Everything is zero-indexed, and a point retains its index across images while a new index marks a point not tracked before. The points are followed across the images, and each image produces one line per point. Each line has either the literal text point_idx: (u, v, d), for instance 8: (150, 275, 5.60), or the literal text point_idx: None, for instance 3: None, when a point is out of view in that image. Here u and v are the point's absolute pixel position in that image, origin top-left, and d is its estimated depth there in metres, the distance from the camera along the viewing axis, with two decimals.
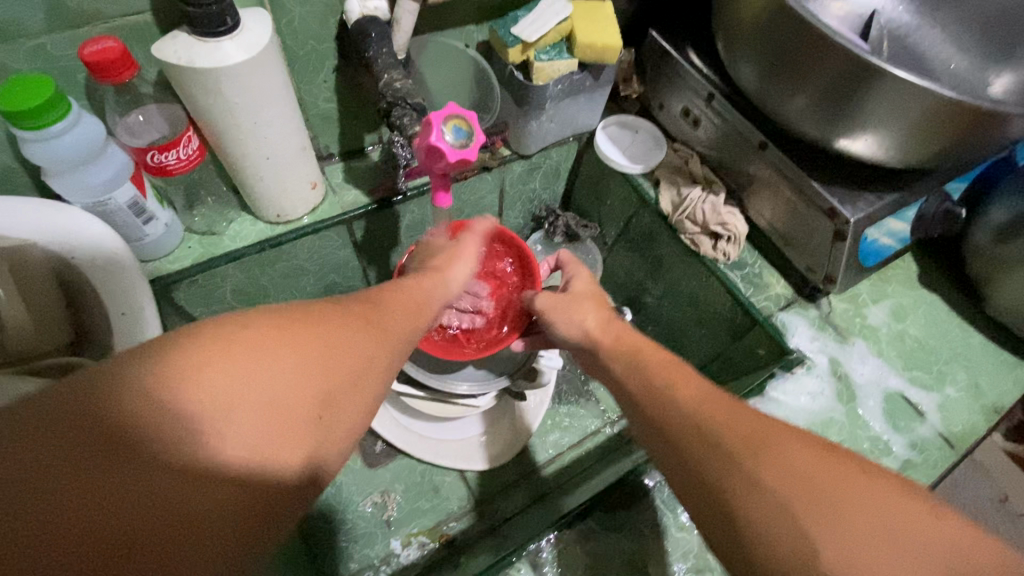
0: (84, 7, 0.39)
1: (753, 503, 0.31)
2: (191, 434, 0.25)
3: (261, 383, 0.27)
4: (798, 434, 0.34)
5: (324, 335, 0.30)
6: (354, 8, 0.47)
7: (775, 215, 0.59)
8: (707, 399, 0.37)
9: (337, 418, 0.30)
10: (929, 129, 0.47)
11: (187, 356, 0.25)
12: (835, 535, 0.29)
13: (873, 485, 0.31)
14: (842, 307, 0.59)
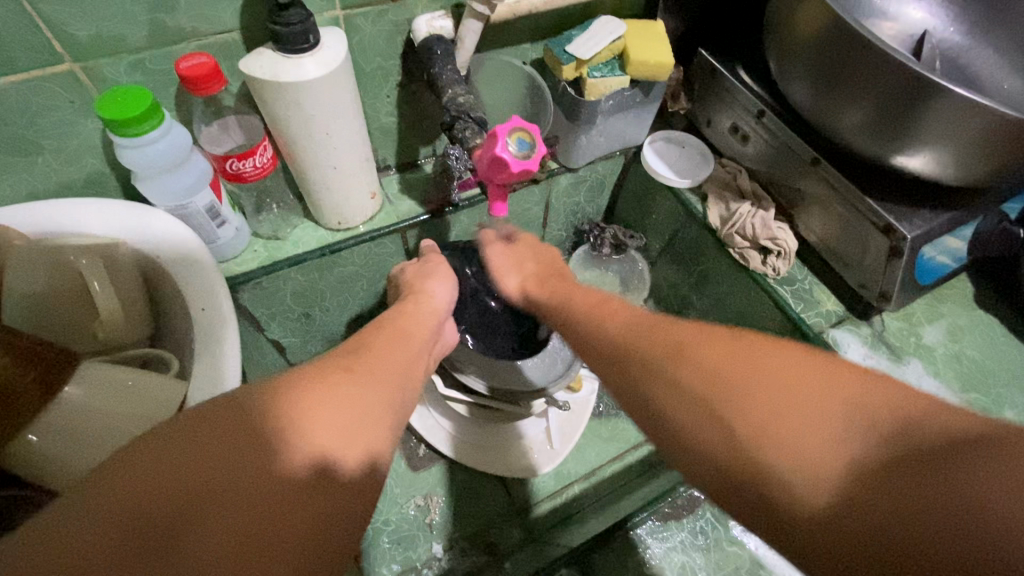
0: (182, 25, 0.42)
1: (700, 449, 0.29)
2: (295, 447, 0.29)
3: (338, 403, 0.32)
4: (732, 355, 0.30)
5: (372, 365, 0.36)
6: (422, 28, 0.50)
7: (825, 231, 0.59)
8: (636, 330, 0.36)
9: (364, 441, 0.32)
10: (991, 147, 0.46)
11: (276, 396, 0.31)
12: (757, 421, 0.27)
13: (794, 378, 0.28)
14: (895, 325, 0.58)
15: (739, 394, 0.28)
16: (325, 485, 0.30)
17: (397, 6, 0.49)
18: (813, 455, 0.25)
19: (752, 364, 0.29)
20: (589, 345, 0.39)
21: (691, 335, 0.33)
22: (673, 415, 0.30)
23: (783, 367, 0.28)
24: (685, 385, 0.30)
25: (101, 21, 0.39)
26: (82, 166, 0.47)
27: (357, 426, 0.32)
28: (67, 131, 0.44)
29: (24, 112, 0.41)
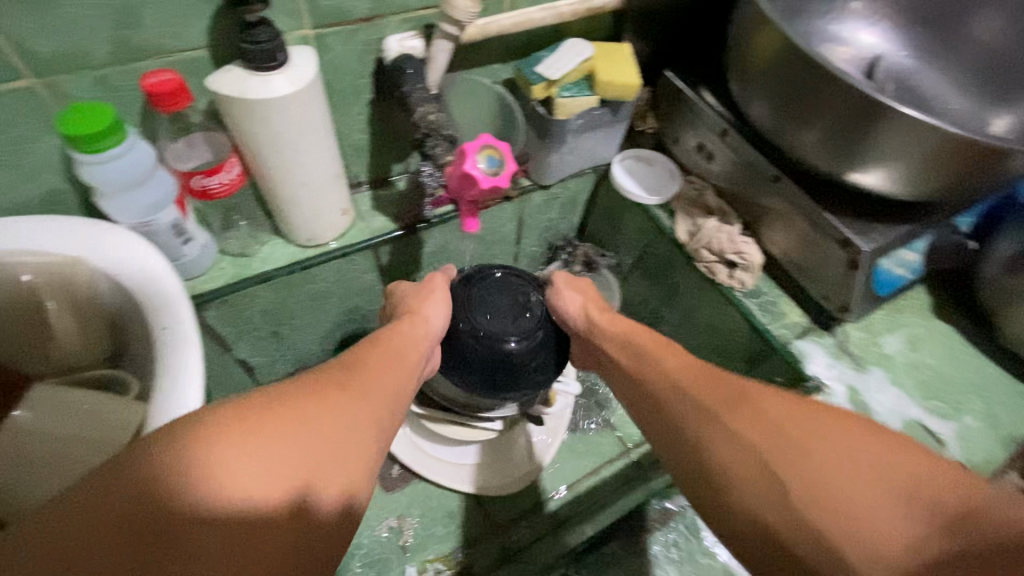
0: (147, 42, 0.41)
1: (766, 509, 0.33)
2: (214, 499, 0.28)
3: (268, 448, 0.30)
4: (811, 430, 0.35)
5: (320, 397, 0.35)
6: (393, 47, 0.51)
7: (788, 245, 0.61)
8: (700, 374, 0.42)
9: (337, 477, 0.32)
10: (938, 163, 0.49)
11: (193, 438, 0.29)
12: (817, 488, 0.32)
13: (863, 457, 0.33)
14: (858, 335, 0.60)
15: (802, 455, 0.34)
16: (296, 519, 0.30)
17: (367, 26, 0.49)
18: (885, 530, 0.30)
19: (832, 440, 0.34)
20: (663, 392, 0.43)
21: (760, 391, 0.39)
22: (721, 465, 0.36)
23: (848, 443, 0.34)
24: (744, 435, 0.36)
25: (61, 36, 0.38)
26: (41, 183, 0.46)
27: (331, 461, 0.32)
28: (24, 148, 0.43)
29: None
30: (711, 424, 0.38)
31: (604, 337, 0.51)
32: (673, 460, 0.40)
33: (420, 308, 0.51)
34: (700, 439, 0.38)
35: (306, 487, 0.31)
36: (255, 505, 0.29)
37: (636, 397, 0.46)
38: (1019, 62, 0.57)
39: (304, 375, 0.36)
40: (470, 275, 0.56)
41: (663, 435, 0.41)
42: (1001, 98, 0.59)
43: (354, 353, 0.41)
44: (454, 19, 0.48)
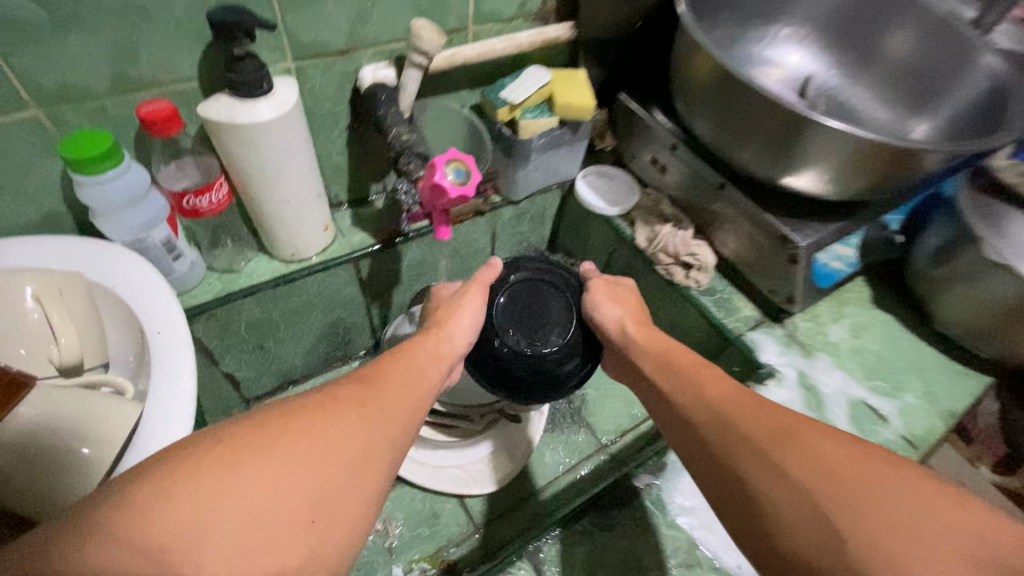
0: (142, 74, 0.46)
1: (801, 539, 0.34)
2: (220, 534, 0.28)
3: (273, 479, 0.30)
4: (857, 468, 0.35)
5: (326, 422, 0.34)
6: (367, 76, 0.56)
7: (738, 246, 0.66)
8: (744, 405, 0.42)
9: (347, 506, 0.32)
10: (859, 164, 0.55)
11: (196, 472, 0.29)
12: (863, 524, 0.32)
13: (912, 500, 0.33)
14: (805, 326, 0.66)
15: (849, 494, 0.34)
16: (308, 544, 0.30)
17: (343, 58, 0.55)
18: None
19: (879, 481, 0.34)
20: (698, 418, 0.43)
21: (809, 428, 0.39)
22: (759, 491, 0.37)
23: (896, 485, 0.34)
24: (785, 469, 0.36)
25: (65, 70, 0.43)
26: (40, 206, 0.49)
27: (345, 483, 0.33)
28: (26, 172, 0.47)
29: None
30: (757, 457, 0.38)
31: (642, 353, 0.51)
32: (714, 492, 0.41)
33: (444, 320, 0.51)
34: (740, 466, 0.39)
35: (326, 507, 0.31)
36: (267, 529, 0.29)
37: (676, 429, 0.45)
38: (933, 74, 0.64)
39: (322, 391, 0.37)
40: (499, 283, 0.56)
41: (697, 461, 0.42)
42: (919, 109, 0.66)
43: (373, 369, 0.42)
44: (422, 50, 0.54)
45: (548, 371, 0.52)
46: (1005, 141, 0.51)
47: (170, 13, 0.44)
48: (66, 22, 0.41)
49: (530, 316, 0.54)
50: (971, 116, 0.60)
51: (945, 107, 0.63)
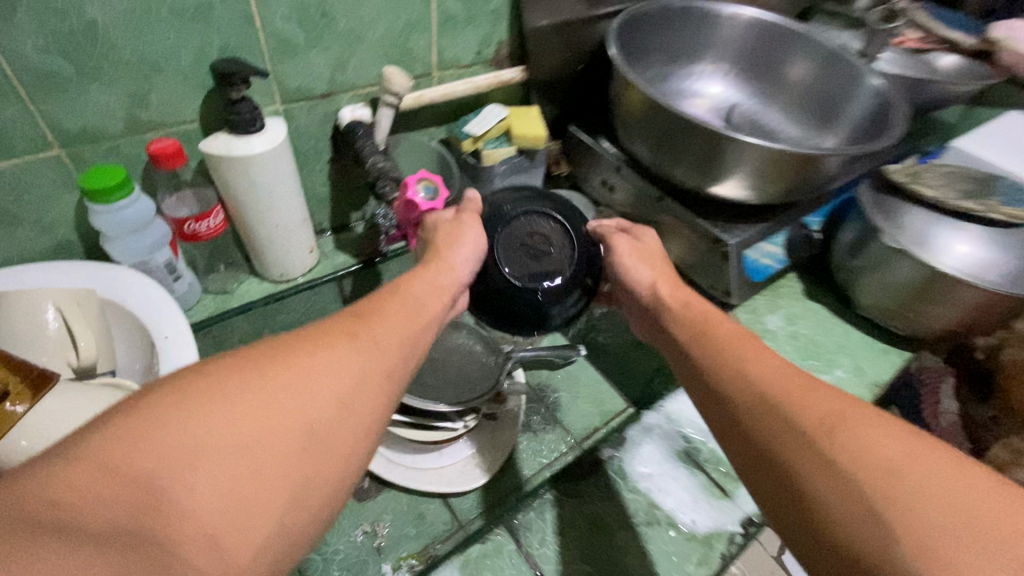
0: (151, 118, 0.53)
1: (853, 536, 0.32)
2: (208, 449, 0.29)
3: (258, 404, 0.32)
4: (915, 466, 0.33)
5: (311, 356, 0.36)
6: (346, 115, 0.64)
7: (680, 251, 0.75)
8: (789, 386, 0.40)
9: (335, 433, 0.35)
10: (771, 170, 0.65)
11: (183, 395, 0.31)
12: (918, 524, 0.30)
13: (973, 509, 0.31)
14: (744, 317, 0.74)
15: (905, 495, 0.32)
16: (298, 465, 0.32)
17: (325, 101, 0.64)
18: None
19: (940, 484, 0.32)
20: (739, 399, 0.42)
21: (864, 419, 0.37)
22: (805, 487, 0.35)
23: (956, 487, 0.32)
24: (833, 459, 0.35)
25: (86, 116, 0.50)
26: (55, 236, 0.55)
27: (335, 413, 0.35)
28: (45, 206, 0.53)
29: (10, 191, 0.51)
30: (803, 446, 0.36)
31: (676, 322, 0.54)
32: (750, 477, 0.40)
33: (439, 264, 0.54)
34: (784, 451, 0.37)
35: (312, 430, 0.33)
36: (260, 454, 0.31)
37: (715, 415, 0.44)
38: (833, 97, 0.76)
39: (309, 329, 0.39)
40: (499, 214, 0.61)
41: (735, 445, 0.41)
42: (825, 125, 0.77)
43: (359, 308, 0.44)
44: (393, 91, 0.63)
45: (542, 311, 0.59)
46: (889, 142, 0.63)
47: (177, 66, 0.52)
48: (89, 75, 0.48)
49: (529, 252, 0.60)
50: (866, 125, 0.71)
51: (845, 119, 0.75)
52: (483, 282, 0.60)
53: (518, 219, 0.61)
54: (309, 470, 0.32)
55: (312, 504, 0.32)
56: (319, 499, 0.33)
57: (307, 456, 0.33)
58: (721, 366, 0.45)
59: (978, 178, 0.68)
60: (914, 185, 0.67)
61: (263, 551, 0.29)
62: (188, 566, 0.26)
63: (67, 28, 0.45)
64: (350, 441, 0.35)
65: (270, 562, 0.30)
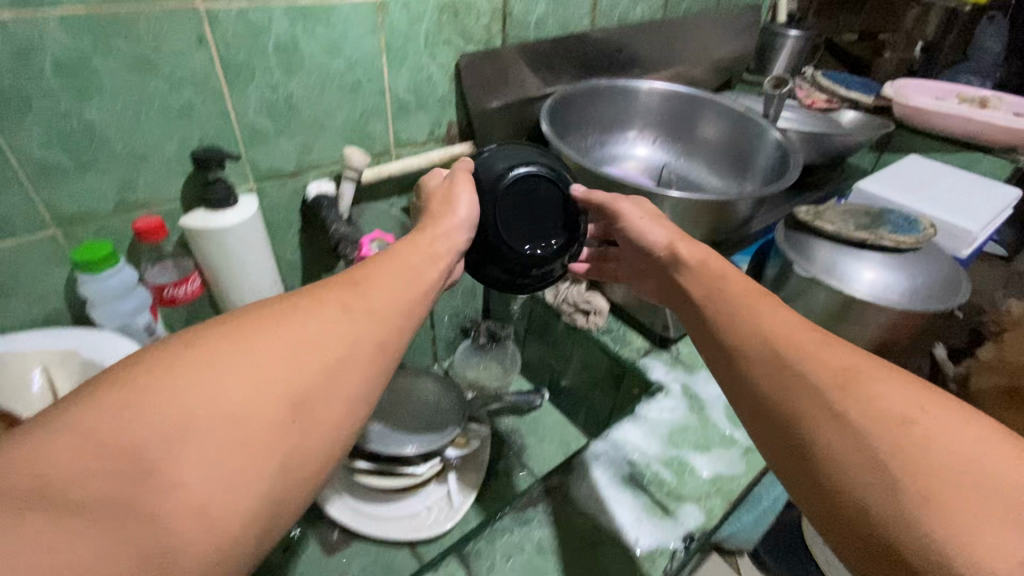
0: (138, 199, 0.62)
1: (848, 470, 0.40)
2: (195, 422, 0.34)
3: (244, 380, 0.37)
4: (920, 420, 0.40)
5: (295, 335, 0.41)
6: (313, 190, 0.73)
7: (623, 293, 0.82)
8: (803, 340, 0.48)
9: (320, 403, 0.40)
10: (687, 215, 0.74)
11: (175, 372, 0.35)
12: (907, 460, 0.38)
13: (960, 451, 0.38)
14: (688, 349, 0.80)
15: (903, 441, 0.39)
16: (281, 433, 0.37)
17: (294, 178, 0.73)
18: (959, 522, 0.35)
19: (939, 436, 0.39)
20: (754, 351, 0.49)
21: (875, 373, 0.44)
22: (810, 430, 0.43)
23: (947, 434, 0.39)
24: (849, 416, 0.42)
25: (81, 200, 0.58)
26: (46, 306, 0.62)
27: (315, 385, 0.40)
28: (39, 279, 0.60)
29: (8, 267, 0.57)
30: (813, 395, 0.44)
31: (696, 281, 0.59)
32: (755, 419, 0.47)
33: (431, 232, 0.57)
34: (802, 409, 0.44)
35: (296, 401, 0.38)
36: (245, 425, 0.35)
37: (729, 357, 0.51)
38: (745, 151, 0.88)
39: (291, 305, 0.44)
40: (492, 175, 0.61)
41: (742, 391, 0.49)
42: (743, 175, 0.88)
43: (346, 278, 0.48)
44: (354, 167, 0.72)
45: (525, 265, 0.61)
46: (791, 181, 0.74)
47: (163, 154, 0.61)
48: (86, 165, 0.57)
49: (521, 211, 0.61)
50: (774, 168, 0.83)
51: (756, 166, 0.87)
52: (481, 240, 0.61)
53: (515, 185, 0.61)
54: (292, 436, 0.37)
55: (295, 467, 0.37)
56: (305, 460, 0.38)
57: (288, 426, 0.37)
58: (735, 318, 0.53)
59: (872, 212, 0.77)
60: (819, 221, 0.75)
61: (250, 508, 0.34)
62: (175, 525, 0.31)
63: (69, 127, 0.54)
64: (336, 409, 0.41)
65: (259, 513, 0.35)
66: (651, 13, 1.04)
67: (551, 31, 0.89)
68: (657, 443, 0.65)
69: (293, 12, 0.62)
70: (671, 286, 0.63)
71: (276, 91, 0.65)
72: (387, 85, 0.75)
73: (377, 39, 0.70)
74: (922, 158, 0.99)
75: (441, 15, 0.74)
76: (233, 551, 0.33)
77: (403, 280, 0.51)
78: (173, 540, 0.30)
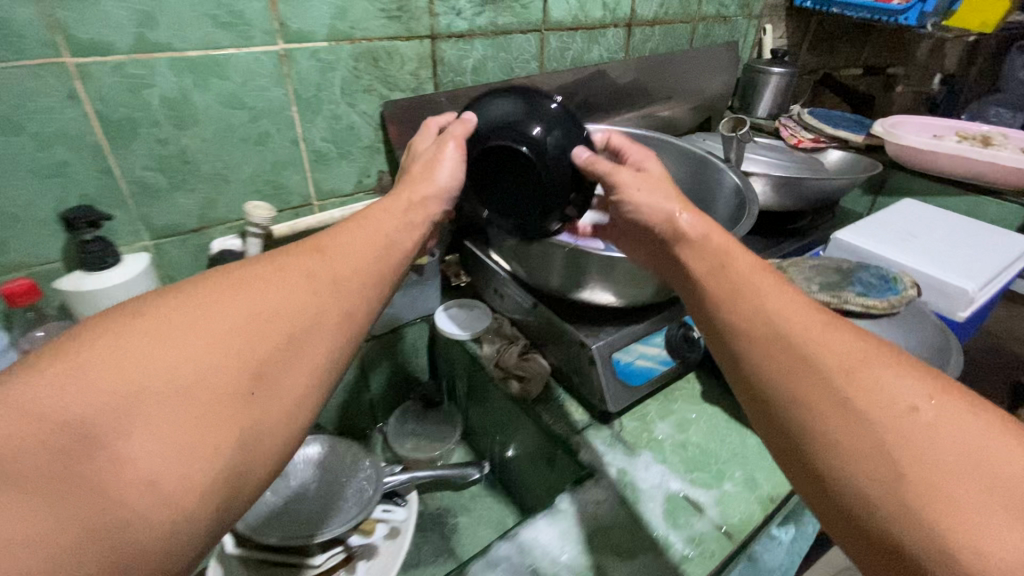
0: (10, 260, 0.58)
1: (848, 470, 0.33)
2: (148, 394, 0.29)
3: (204, 346, 0.32)
4: (931, 410, 0.33)
5: (262, 299, 0.36)
6: (216, 245, 0.69)
7: (560, 356, 0.73)
8: (808, 317, 0.39)
9: (288, 371, 0.35)
10: (624, 274, 0.64)
11: (123, 338, 0.31)
12: (915, 462, 0.31)
13: (980, 454, 0.31)
14: (631, 425, 0.70)
15: (913, 437, 0.32)
16: (246, 403, 0.32)
17: (198, 234, 0.69)
18: (966, 524, 0.29)
19: (952, 427, 0.32)
20: (753, 331, 0.40)
21: (883, 357, 0.36)
22: (811, 418, 0.35)
23: (965, 432, 0.31)
24: (856, 405, 0.34)
25: None
26: None
27: (286, 351, 0.35)
28: None
29: None
30: (820, 383, 0.36)
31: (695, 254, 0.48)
32: (753, 403, 0.40)
33: (407, 197, 0.53)
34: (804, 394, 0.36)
35: (263, 367, 0.34)
36: (205, 396, 0.31)
37: (723, 335, 0.43)
38: (703, 195, 0.80)
39: (261, 268, 0.38)
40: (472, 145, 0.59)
41: (740, 374, 0.41)
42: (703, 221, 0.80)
43: (316, 240, 0.43)
44: (257, 223, 0.68)
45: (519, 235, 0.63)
46: (744, 231, 0.64)
47: (37, 214, 0.57)
48: None
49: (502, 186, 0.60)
50: (731, 213, 0.74)
51: (716, 213, 0.77)
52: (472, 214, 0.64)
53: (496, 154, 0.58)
54: (262, 404, 0.33)
55: (268, 441, 0.33)
56: (275, 429, 0.34)
57: (255, 399, 0.33)
58: (739, 291, 0.43)
59: (843, 269, 0.67)
60: None
61: (217, 482, 0.30)
62: (130, 510, 0.27)
63: None
64: (309, 375, 0.36)
65: (226, 486, 0.31)
66: (611, 54, 0.99)
67: (492, 75, 0.85)
68: (573, 548, 0.55)
69: (180, 64, 0.59)
70: (669, 267, 0.52)
71: (168, 145, 0.62)
72: (301, 135, 0.71)
73: (285, 89, 0.67)
74: (918, 203, 0.88)
75: (359, 63, 0.70)
76: (193, 524, 0.29)
77: (372, 245, 0.46)
78: (129, 524, 0.27)
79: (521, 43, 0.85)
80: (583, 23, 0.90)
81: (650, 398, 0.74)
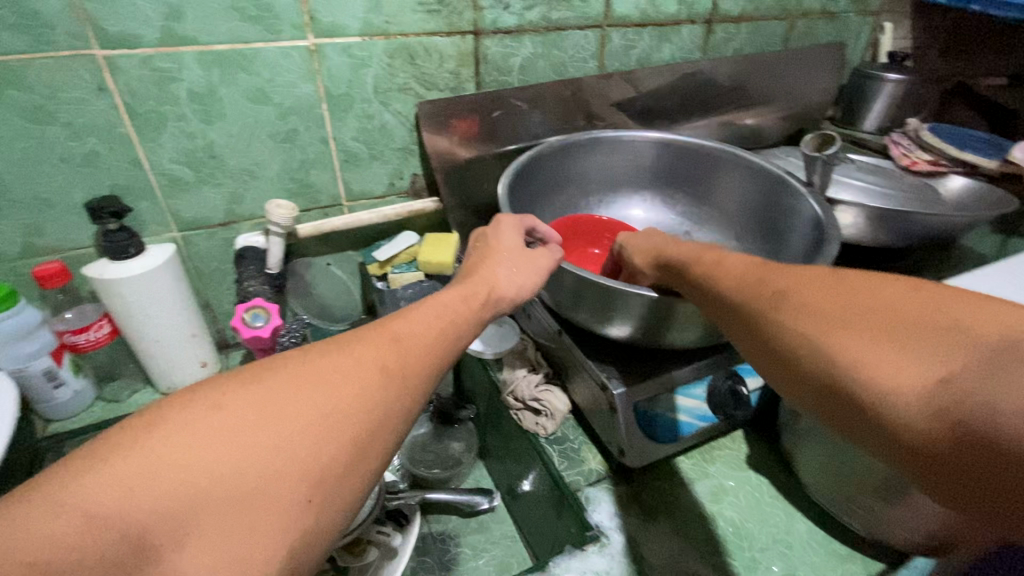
0: (45, 244, 0.60)
1: (819, 371, 0.36)
2: (206, 493, 0.27)
3: (263, 441, 0.30)
4: (838, 291, 0.38)
5: (328, 391, 0.33)
6: (240, 241, 0.69)
7: (582, 397, 0.66)
8: (751, 271, 0.44)
9: (344, 480, 0.31)
10: (657, 317, 0.55)
11: (186, 427, 0.29)
12: (852, 341, 0.35)
13: (899, 312, 0.35)
14: (654, 485, 0.61)
15: (842, 323, 0.36)
16: (299, 511, 0.29)
17: (224, 229, 0.69)
18: (902, 370, 0.32)
19: (860, 300, 0.37)
20: (724, 289, 0.44)
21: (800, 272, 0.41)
22: (784, 347, 0.38)
23: (878, 301, 0.36)
24: (804, 326, 0.37)
25: None
26: None
27: (345, 458, 0.31)
28: None
29: None
30: (769, 313, 0.40)
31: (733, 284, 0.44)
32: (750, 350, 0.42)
33: (480, 279, 0.47)
34: (761, 331, 0.40)
35: (319, 471, 0.30)
36: (259, 499, 0.28)
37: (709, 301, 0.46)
38: (773, 216, 0.68)
39: (331, 352, 0.35)
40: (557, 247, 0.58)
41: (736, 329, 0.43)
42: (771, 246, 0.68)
43: (388, 324, 0.38)
44: (276, 223, 0.66)
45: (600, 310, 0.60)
46: None
47: (69, 201, 0.59)
48: None
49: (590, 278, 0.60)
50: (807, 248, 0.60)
51: (788, 242, 0.65)
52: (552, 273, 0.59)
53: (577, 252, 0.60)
54: (317, 513, 0.30)
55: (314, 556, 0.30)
56: (325, 540, 0.31)
57: (311, 507, 0.30)
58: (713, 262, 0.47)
59: None
60: None
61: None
62: None
63: None
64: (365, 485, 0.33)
65: None
66: (685, 54, 0.88)
67: (542, 75, 0.78)
68: None
69: (206, 58, 0.57)
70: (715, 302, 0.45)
71: (194, 139, 0.61)
72: (331, 134, 0.68)
73: (314, 86, 0.64)
74: None
75: (394, 59, 0.66)
76: None
77: (447, 325, 0.41)
78: None
79: (577, 41, 0.77)
80: (652, 19, 0.80)
81: (683, 454, 0.64)
